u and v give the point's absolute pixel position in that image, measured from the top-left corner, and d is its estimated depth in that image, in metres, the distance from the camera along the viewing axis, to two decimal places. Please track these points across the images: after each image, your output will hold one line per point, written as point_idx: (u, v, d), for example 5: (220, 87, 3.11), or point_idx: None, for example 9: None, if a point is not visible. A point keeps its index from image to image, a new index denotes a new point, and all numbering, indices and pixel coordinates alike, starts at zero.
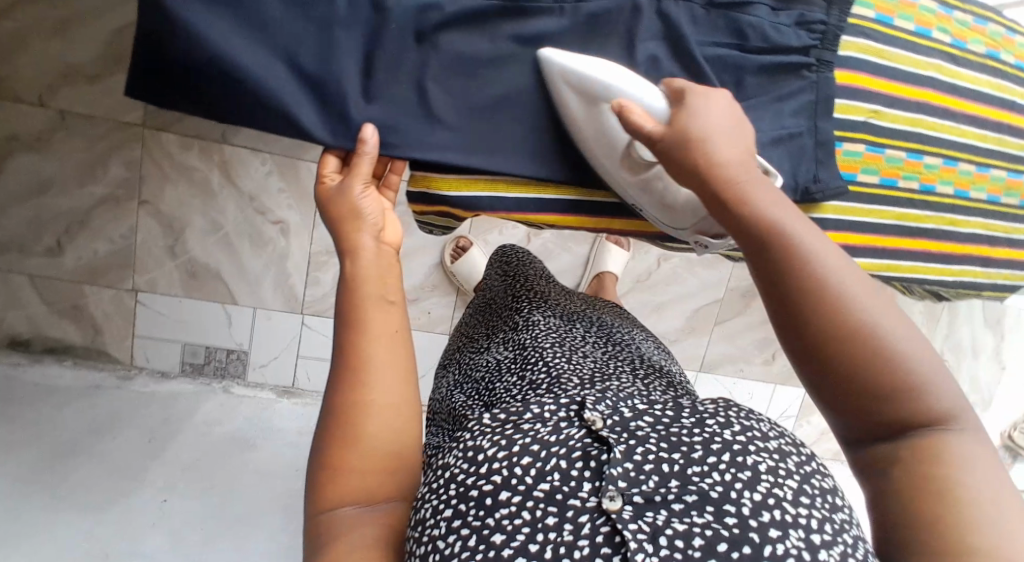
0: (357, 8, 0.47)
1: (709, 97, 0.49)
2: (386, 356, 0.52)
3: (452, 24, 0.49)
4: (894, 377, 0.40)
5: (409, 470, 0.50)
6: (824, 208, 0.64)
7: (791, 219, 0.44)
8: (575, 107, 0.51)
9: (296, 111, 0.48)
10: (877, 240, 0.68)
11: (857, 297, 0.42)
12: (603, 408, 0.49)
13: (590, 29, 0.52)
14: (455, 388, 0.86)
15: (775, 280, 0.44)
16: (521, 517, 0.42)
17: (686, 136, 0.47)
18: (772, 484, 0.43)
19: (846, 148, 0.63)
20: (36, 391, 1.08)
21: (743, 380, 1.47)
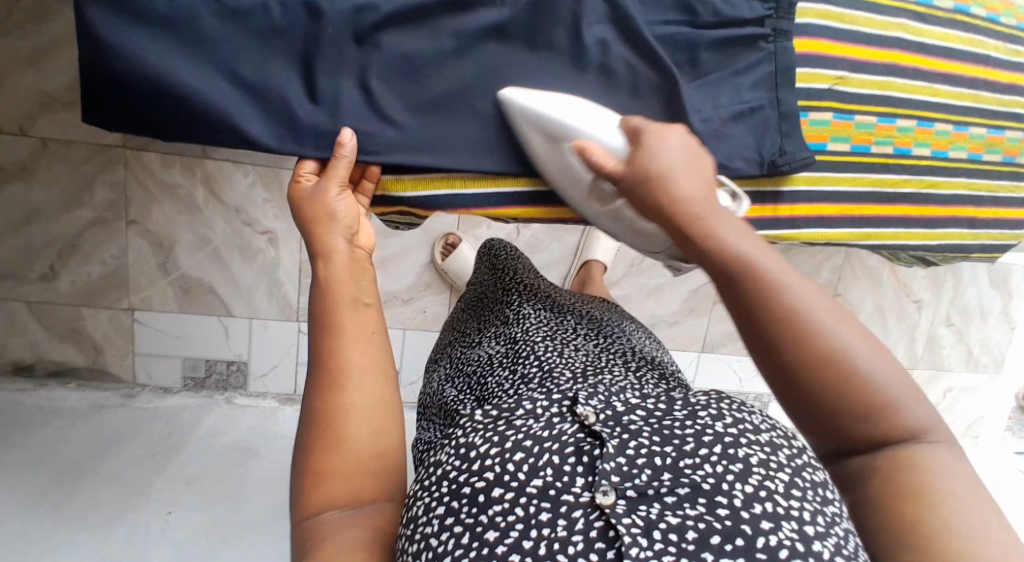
0: (292, 15, 0.47)
1: (665, 131, 0.50)
2: (360, 352, 0.49)
3: (390, 23, 0.48)
4: (864, 396, 0.41)
5: (394, 471, 0.48)
6: (795, 181, 0.63)
7: (751, 245, 0.44)
8: (538, 146, 0.52)
9: (239, 123, 0.48)
10: (854, 209, 0.67)
11: (820, 319, 0.41)
12: (595, 404, 0.48)
13: (533, 17, 0.51)
14: (447, 383, 0.85)
15: (746, 311, 0.43)
16: (515, 513, 0.40)
17: (647, 175, 0.48)
18: (763, 478, 0.41)
19: (811, 117, 0.61)
20: (41, 415, 1.11)
21: (748, 358, 1.45)
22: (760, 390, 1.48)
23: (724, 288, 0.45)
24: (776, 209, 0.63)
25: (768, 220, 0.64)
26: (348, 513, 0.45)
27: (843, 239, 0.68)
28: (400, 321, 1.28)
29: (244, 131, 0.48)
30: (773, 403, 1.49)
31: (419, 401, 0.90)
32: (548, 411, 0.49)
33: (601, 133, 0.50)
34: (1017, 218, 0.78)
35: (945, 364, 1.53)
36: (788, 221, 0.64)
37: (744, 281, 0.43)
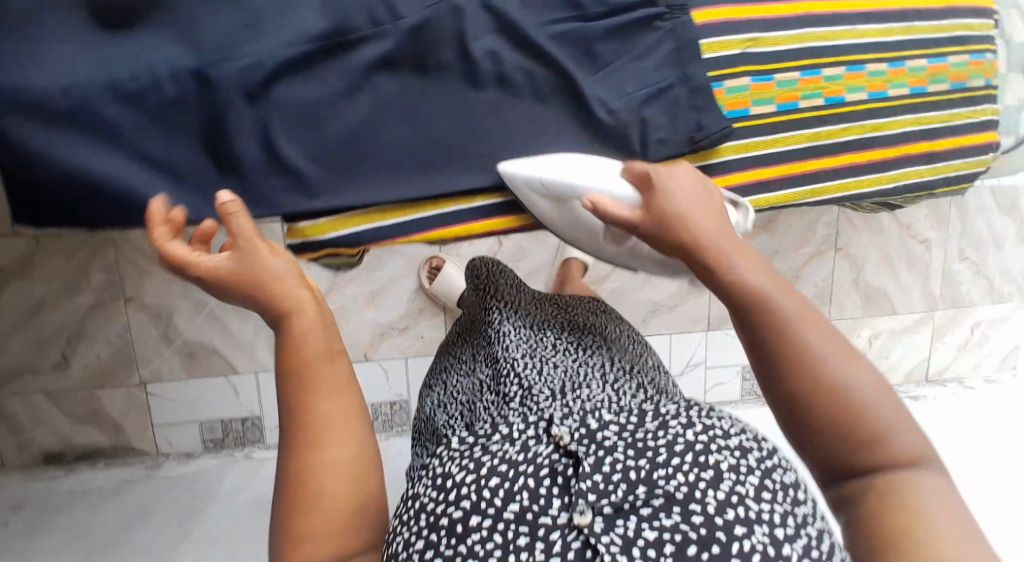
0: (183, 87, 0.49)
1: (680, 176, 0.50)
2: (330, 407, 0.47)
3: (278, 76, 0.50)
4: (861, 428, 0.41)
5: (370, 515, 0.47)
6: (725, 151, 0.62)
7: (766, 283, 0.45)
8: (545, 206, 0.57)
9: (156, 197, 0.50)
10: (796, 167, 0.66)
11: (821, 354, 0.42)
12: (571, 421, 0.47)
13: (418, 41, 0.51)
14: (439, 411, 0.81)
15: (756, 341, 0.44)
16: (495, 540, 0.42)
17: (664, 213, 0.48)
18: (735, 480, 0.43)
19: (728, 86, 0.61)
20: (72, 497, 1.18)
21: None
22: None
23: (737, 315, 0.45)
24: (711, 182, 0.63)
25: None
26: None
27: (793, 199, 0.67)
28: (401, 350, 1.30)
29: (164, 208, 0.50)
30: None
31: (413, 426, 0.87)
32: (524, 433, 0.47)
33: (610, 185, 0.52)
34: (980, 143, 0.75)
35: (967, 300, 1.47)
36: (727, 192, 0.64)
37: (751, 305, 0.44)
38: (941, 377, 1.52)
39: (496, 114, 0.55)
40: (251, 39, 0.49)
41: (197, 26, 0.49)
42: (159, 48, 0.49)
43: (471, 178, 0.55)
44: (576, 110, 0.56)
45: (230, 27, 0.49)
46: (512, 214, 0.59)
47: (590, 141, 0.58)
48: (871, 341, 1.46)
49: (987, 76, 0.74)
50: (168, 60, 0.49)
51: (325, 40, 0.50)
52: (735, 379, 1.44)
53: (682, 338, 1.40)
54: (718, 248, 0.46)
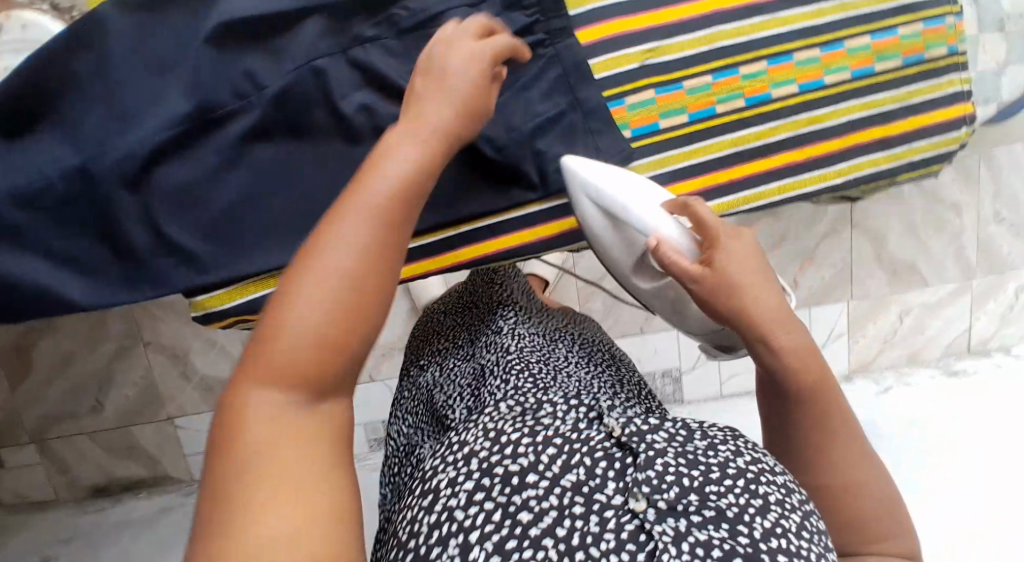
0: (71, 184, 0.51)
1: (742, 243, 0.48)
2: (356, 219, 0.38)
3: (155, 162, 0.52)
4: (873, 525, 0.44)
5: (356, 357, 0.37)
6: (638, 169, 0.59)
7: (826, 380, 0.46)
8: (587, 209, 0.56)
9: (61, 289, 0.52)
10: (718, 177, 0.61)
11: (853, 459, 0.45)
12: (619, 417, 0.45)
13: (282, 108, 0.53)
14: (431, 400, 0.65)
15: (809, 419, 0.45)
16: (549, 501, 0.39)
17: (730, 282, 0.46)
18: (782, 511, 0.39)
19: (629, 102, 0.59)
20: (117, 529, 1.28)
21: None
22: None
23: (790, 401, 0.46)
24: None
25: None
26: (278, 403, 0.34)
27: (723, 210, 0.61)
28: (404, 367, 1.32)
29: (75, 299, 0.53)
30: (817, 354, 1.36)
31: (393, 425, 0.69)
32: (569, 414, 0.46)
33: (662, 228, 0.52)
34: (951, 118, 0.64)
35: (1007, 262, 1.33)
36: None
37: (808, 400, 0.45)
38: (985, 348, 1.39)
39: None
40: (125, 130, 0.51)
41: (76, 125, 0.51)
42: (44, 153, 0.51)
43: None
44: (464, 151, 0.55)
45: (105, 119, 0.51)
46: (432, 257, 0.57)
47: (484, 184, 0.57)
48: (901, 318, 1.35)
49: (949, 42, 0.64)
50: (57, 161, 0.51)
51: (195, 121, 0.51)
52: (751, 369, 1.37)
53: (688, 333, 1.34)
54: (787, 332, 0.45)
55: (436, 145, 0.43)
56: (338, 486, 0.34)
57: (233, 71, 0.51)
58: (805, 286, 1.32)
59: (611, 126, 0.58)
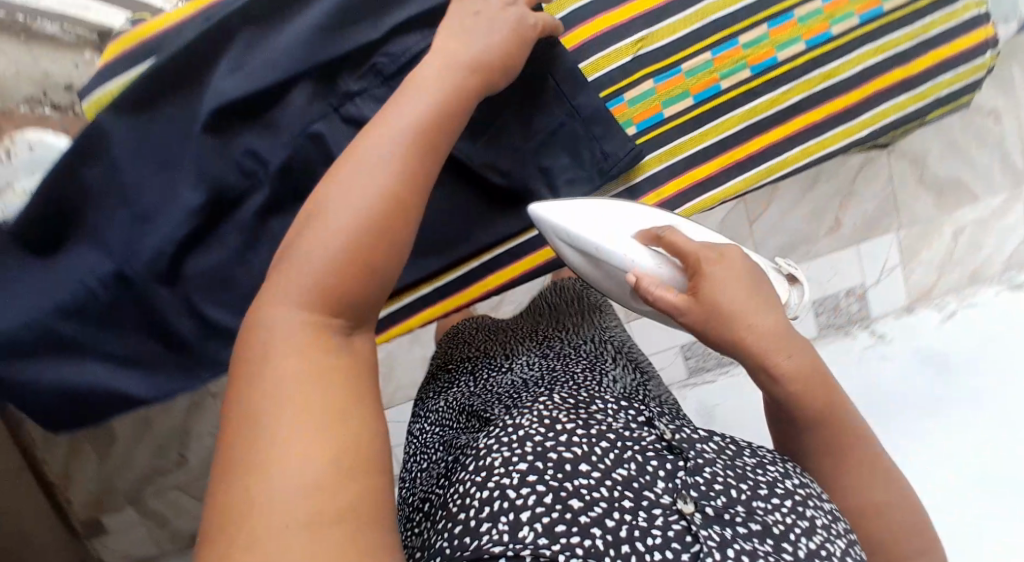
0: (112, 288, 0.53)
1: (730, 266, 0.46)
2: (366, 171, 0.39)
3: (183, 253, 0.54)
4: (890, 545, 0.45)
5: (372, 275, 0.38)
6: (650, 164, 0.59)
7: (835, 403, 0.46)
8: (568, 252, 0.56)
9: (131, 388, 0.54)
10: (737, 153, 0.60)
11: (864, 478, 0.46)
12: (670, 426, 0.46)
13: (289, 177, 0.54)
14: (458, 391, 0.60)
15: (820, 439, 0.46)
16: (600, 492, 0.38)
17: (716, 312, 0.44)
18: (828, 534, 0.40)
19: (629, 97, 0.58)
20: None
21: (818, 260, 1.23)
22: (847, 285, 1.22)
23: (795, 423, 0.46)
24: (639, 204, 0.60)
25: None
26: (297, 338, 0.35)
27: (744, 187, 0.61)
28: None
29: (135, 392, 0.54)
30: (873, 291, 1.23)
31: (412, 427, 0.63)
32: (624, 413, 0.45)
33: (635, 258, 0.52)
34: (975, 44, 0.60)
35: None
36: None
37: (816, 422, 0.45)
38: None
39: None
40: (149, 229, 0.53)
41: (105, 232, 0.53)
42: (81, 264, 0.53)
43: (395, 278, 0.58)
44: (470, 181, 0.57)
45: (128, 222, 0.53)
46: (455, 294, 0.60)
47: (493, 207, 0.58)
48: (957, 238, 1.25)
49: None
50: (90, 268, 0.52)
51: (212, 207, 0.53)
52: (806, 316, 1.21)
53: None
54: (786, 356, 0.44)
55: (443, 101, 0.44)
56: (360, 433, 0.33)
57: (236, 151, 0.52)
58: (850, 222, 1.22)
59: (616, 126, 0.57)
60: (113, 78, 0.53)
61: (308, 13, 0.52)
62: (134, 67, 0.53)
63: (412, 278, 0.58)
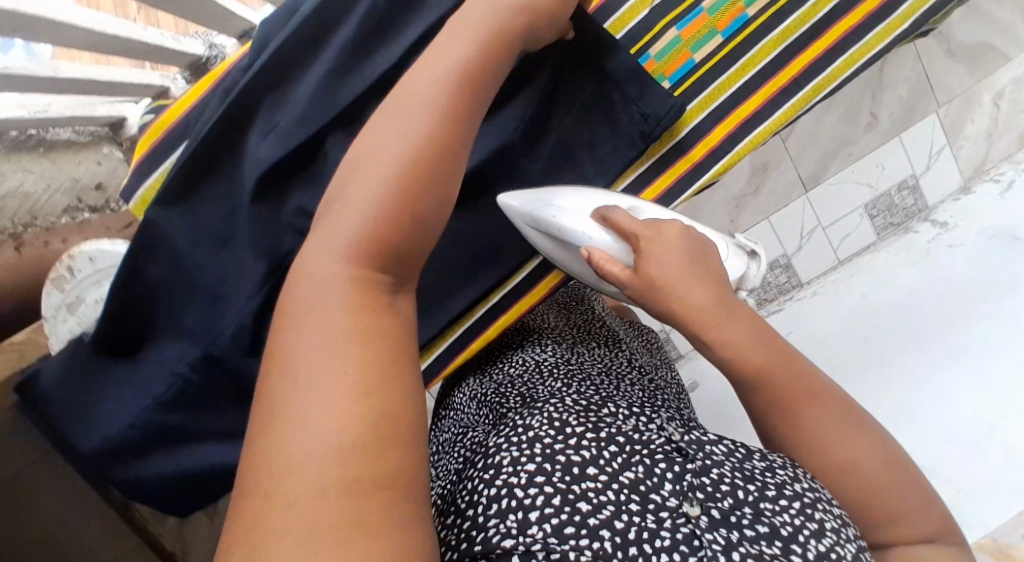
0: (206, 370, 0.54)
1: (664, 241, 0.49)
2: (394, 140, 0.39)
3: (262, 321, 0.54)
4: (872, 508, 0.45)
5: (395, 251, 0.38)
6: (691, 115, 0.58)
7: (784, 366, 0.46)
8: (538, 240, 0.56)
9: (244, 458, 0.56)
10: (779, 80, 0.58)
11: (828, 437, 0.45)
12: (677, 429, 0.47)
13: None
14: (485, 383, 0.60)
15: (784, 406, 0.46)
16: (608, 495, 0.40)
17: (653, 286, 0.47)
18: (838, 540, 0.41)
19: (655, 52, 0.57)
20: None
21: (866, 158, 1.17)
22: (897, 179, 1.18)
23: (743, 387, 0.47)
24: (690, 158, 0.59)
25: (684, 180, 0.59)
26: (334, 298, 0.35)
27: (792, 115, 0.59)
28: None
29: None
30: (925, 179, 1.19)
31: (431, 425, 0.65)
32: (632, 418, 0.47)
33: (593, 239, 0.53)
34: None
35: None
36: (682, 182, 0.59)
37: (769, 389, 0.46)
38: None
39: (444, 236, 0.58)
40: (224, 306, 0.53)
41: (184, 319, 0.54)
42: (172, 354, 0.55)
43: (465, 294, 0.58)
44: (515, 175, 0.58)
45: (203, 303, 0.54)
46: (507, 312, 0.60)
47: None
48: (998, 104, 1.19)
49: None
50: (181, 356, 0.54)
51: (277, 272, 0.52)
52: (863, 223, 1.19)
53: (783, 215, 1.18)
54: (717, 325, 0.46)
55: (464, 64, 0.42)
56: (399, 392, 0.33)
57: (288, 211, 0.52)
58: (887, 114, 1.16)
59: (650, 81, 0.56)
60: (150, 172, 0.53)
61: (320, 58, 0.51)
62: (167, 157, 0.53)
63: (427, 337, 0.58)
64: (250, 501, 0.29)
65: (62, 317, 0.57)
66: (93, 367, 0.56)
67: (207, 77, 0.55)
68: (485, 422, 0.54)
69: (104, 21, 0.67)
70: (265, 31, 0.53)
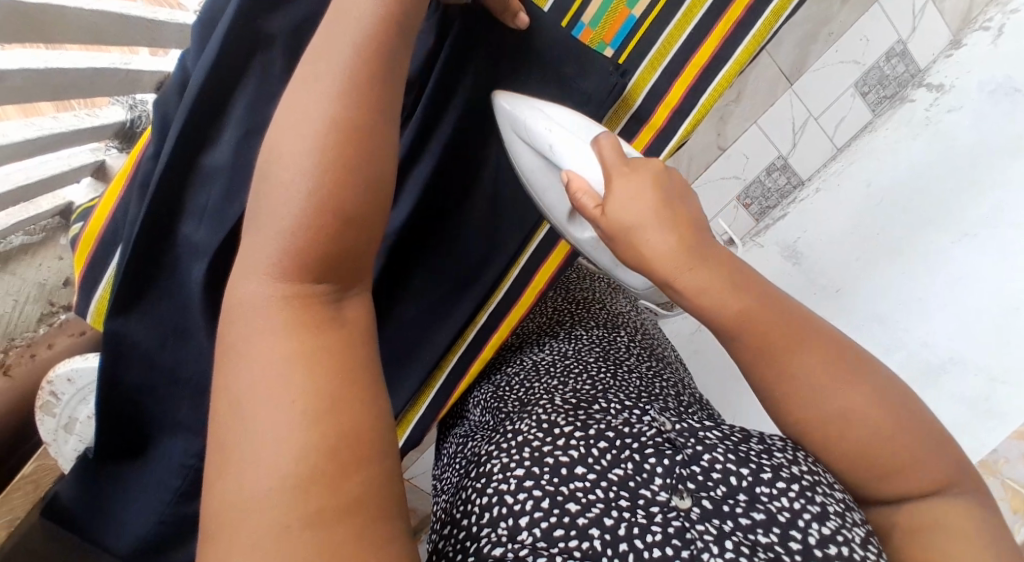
0: None
1: (640, 179, 0.42)
2: (301, 202, 0.35)
3: None
4: (879, 457, 0.39)
5: (320, 277, 0.35)
6: (643, 80, 0.53)
7: (771, 302, 0.40)
8: (523, 151, 0.51)
9: None
10: (733, 12, 0.52)
11: (821, 379, 0.39)
12: (670, 416, 0.47)
13: None
14: (485, 388, 0.59)
15: (764, 339, 0.39)
16: (596, 494, 0.41)
17: (618, 226, 0.41)
18: (843, 523, 0.39)
19: (589, 18, 0.52)
20: None
21: (852, 28, 1.07)
22: (884, 49, 1.08)
23: (722, 336, 0.41)
24: (652, 126, 0.55)
25: (653, 147, 0.55)
26: (273, 339, 0.33)
27: (762, 37, 0.53)
28: None
29: None
30: (911, 44, 1.08)
31: (440, 430, 0.65)
32: (623, 410, 0.47)
33: (582, 164, 0.46)
34: None
35: None
36: (652, 151, 0.55)
37: (741, 319, 0.39)
38: None
39: (419, 265, 0.56)
40: None
41: (178, 413, 0.53)
42: (175, 449, 0.53)
43: (453, 322, 0.57)
44: (470, 185, 0.55)
45: (192, 394, 0.52)
46: (516, 304, 0.59)
47: (509, 205, 0.56)
48: None
49: None
50: (185, 449, 0.53)
51: None
52: (855, 103, 1.11)
53: (771, 115, 1.12)
54: (688, 272, 0.39)
55: (349, 87, 0.36)
56: (359, 413, 0.33)
57: None
58: None
59: (591, 56, 0.52)
60: (96, 283, 0.51)
61: (236, 122, 0.48)
62: (108, 263, 0.51)
63: (422, 378, 0.58)
64: (208, 549, 0.30)
65: (63, 438, 0.58)
66: (103, 475, 0.55)
67: (123, 168, 0.52)
68: (484, 426, 0.54)
69: (11, 130, 0.65)
70: (163, 109, 0.50)
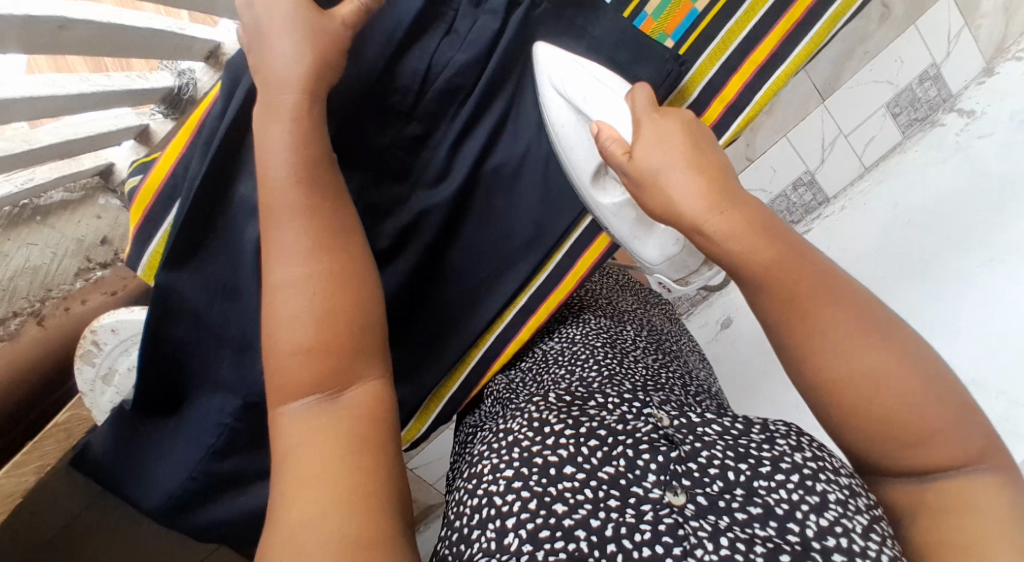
0: (248, 417, 0.54)
1: (670, 130, 0.44)
2: None
3: None
4: (907, 425, 0.38)
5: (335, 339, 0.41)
6: (700, 72, 0.54)
7: (797, 248, 0.41)
8: (554, 103, 0.51)
9: None
10: (794, 12, 0.52)
11: (846, 338, 0.39)
12: (671, 410, 0.47)
13: None
14: (502, 378, 0.60)
15: (786, 289, 0.40)
16: (585, 494, 0.41)
17: (646, 172, 0.43)
18: (843, 513, 0.39)
19: (652, 10, 0.52)
20: None
21: (891, 47, 1.04)
22: (918, 71, 1.06)
23: (752, 288, 0.41)
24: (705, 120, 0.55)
25: None
26: (311, 423, 0.38)
27: (819, 39, 0.54)
28: None
29: None
30: (946, 68, 1.06)
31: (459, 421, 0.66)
32: (620, 405, 0.47)
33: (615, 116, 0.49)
34: None
35: None
36: None
37: (764, 272, 0.40)
38: None
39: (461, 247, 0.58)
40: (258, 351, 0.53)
41: (218, 372, 0.54)
42: (213, 407, 0.54)
43: (488, 307, 0.58)
44: (519, 171, 0.56)
45: (234, 355, 0.53)
46: (532, 317, 0.59)
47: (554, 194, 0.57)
48: None
49: None
50: (222, 408, 0.54)
51: None
52: (885, 123, 1.08)
53: (801, 130, 1.07)
54: (718, 215, 0.40)
55: None
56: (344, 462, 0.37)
57: None
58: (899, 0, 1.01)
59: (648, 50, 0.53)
60: (150, 237, 0.52)
61: None
62: (164, 219, 0.52)
63: (456, 355, 0.59)
64: None
65: (100, 389, 0.59)
66: (138, 429, 0.56)
67: (184, 126, 0.53)
68: (491, 418, 0.55)
69: (67, 83, 0.66)
70: (232, 73, 0.49)
